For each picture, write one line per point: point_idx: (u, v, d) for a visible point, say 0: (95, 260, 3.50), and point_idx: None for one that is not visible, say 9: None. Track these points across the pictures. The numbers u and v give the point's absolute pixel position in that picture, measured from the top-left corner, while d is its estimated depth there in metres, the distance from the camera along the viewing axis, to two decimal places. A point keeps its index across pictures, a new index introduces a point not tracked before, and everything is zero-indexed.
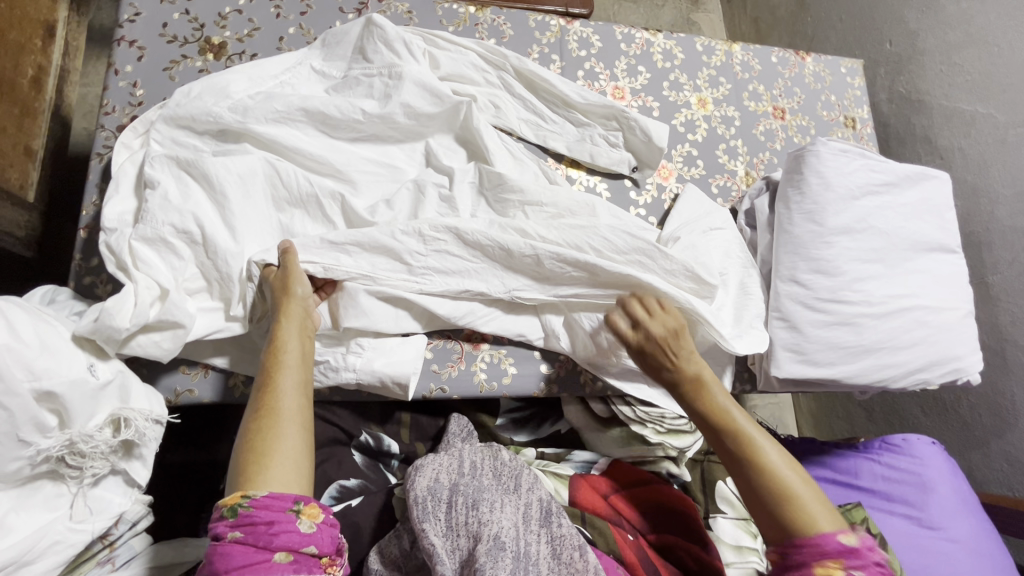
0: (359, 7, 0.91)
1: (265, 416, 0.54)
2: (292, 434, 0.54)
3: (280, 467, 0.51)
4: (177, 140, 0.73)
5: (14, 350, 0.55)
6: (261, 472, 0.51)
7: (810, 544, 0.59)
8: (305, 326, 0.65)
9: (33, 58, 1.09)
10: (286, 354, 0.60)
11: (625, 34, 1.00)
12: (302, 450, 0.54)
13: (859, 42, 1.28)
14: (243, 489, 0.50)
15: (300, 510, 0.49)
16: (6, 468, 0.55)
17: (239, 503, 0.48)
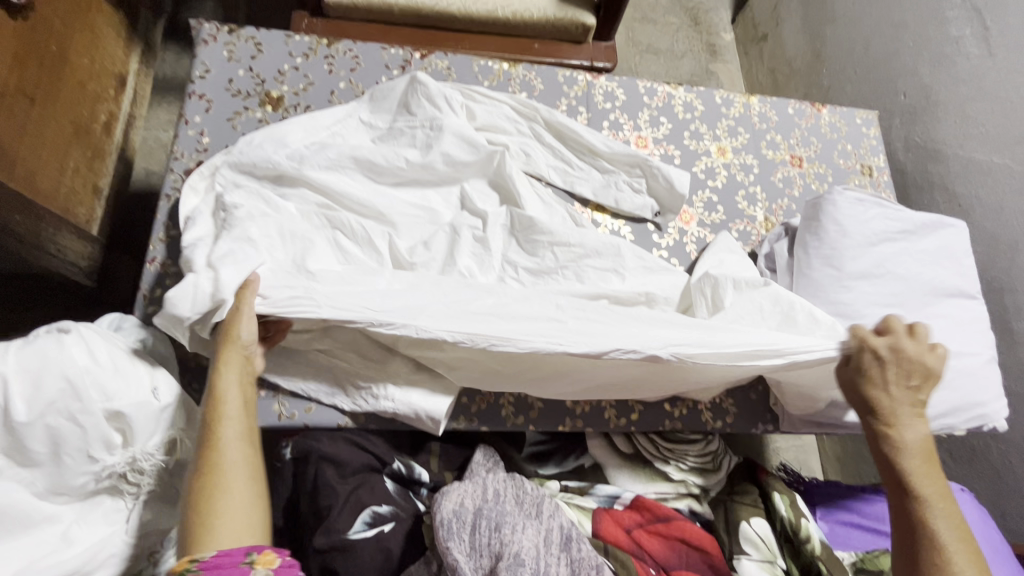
0: (403, 64, 0.99)
1: (207, 475, 0.58)
2: (235, 489, 0.58)
3: (225, 524, 0.56)
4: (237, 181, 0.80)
5: (90, 372, 0.60)
6: (208, 536, 0.55)
7: None
8: (246, 372, 0.66)
9: (106, 106, 1.21)
10: (223, 407, 0.62)
11: (647, 88, 1.06)
12: (243, 505, 0.58)
13: (873, 93, 1.34)
14: (192, 553, 0.54)
15: (253, 560, 0.54)
16: (75, 481, 0.60)
17: (187, 567, 0.52)
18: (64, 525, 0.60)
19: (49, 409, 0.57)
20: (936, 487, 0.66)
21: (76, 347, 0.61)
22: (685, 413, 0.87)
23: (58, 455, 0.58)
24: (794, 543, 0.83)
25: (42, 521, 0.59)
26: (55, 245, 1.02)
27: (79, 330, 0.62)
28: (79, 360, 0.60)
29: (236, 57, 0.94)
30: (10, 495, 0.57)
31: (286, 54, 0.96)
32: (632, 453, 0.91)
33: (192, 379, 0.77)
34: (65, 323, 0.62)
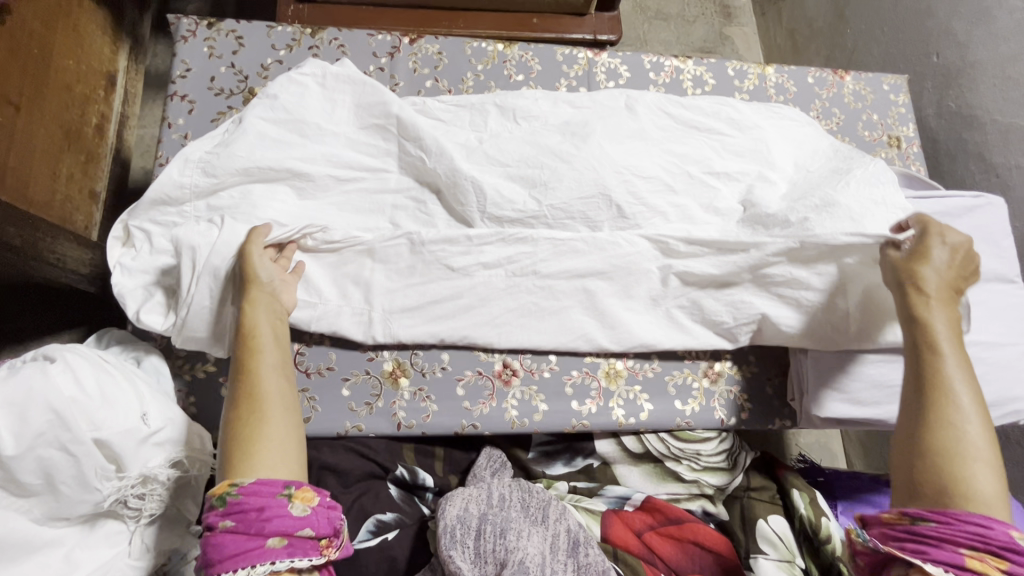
0: (392, 51, 0.94)
1: (241, 413, 0.56)
2: (263, 434, 0.54)
3: (271, 431, 0.55)
4: (152, 234, 0.73)
5: (77, 402, 0.59)
6: (246, 463, 0.52)
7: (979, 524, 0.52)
8: (273, 310, 0.67)
9: (96, 108, 1.18)
10: (259, 340, 0.62)
11: (653, 62, 1.00)
12: (273, 438, 0.55)
13: (902, 55, 1.24)
14: (232, 476, 0.52)
15: (292, 494, 0.51)
16: (75, 508, 0.59)
17: (227, 492, 0.50)
18: (66, 548, 0.60)
19: (38, 442, 0.56)
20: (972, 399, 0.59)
21: (63, 377, 0.59)
22: (696, 410, 0.83)
23: (54, 484, 0.57)
24: (813, 542, 0.79)
25: (44, 546, 0.59)
26: (54, 255, 1.01)
27: (65, 359, 0.61)
28: (66, 390, 0.58)
29: (218, 53, 0.90)
30: (7, 523, 0.57)
31: (269, 46, 0.91)
32: (643, 452, 0.86)
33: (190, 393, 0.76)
34: (51, 351, 0.61)
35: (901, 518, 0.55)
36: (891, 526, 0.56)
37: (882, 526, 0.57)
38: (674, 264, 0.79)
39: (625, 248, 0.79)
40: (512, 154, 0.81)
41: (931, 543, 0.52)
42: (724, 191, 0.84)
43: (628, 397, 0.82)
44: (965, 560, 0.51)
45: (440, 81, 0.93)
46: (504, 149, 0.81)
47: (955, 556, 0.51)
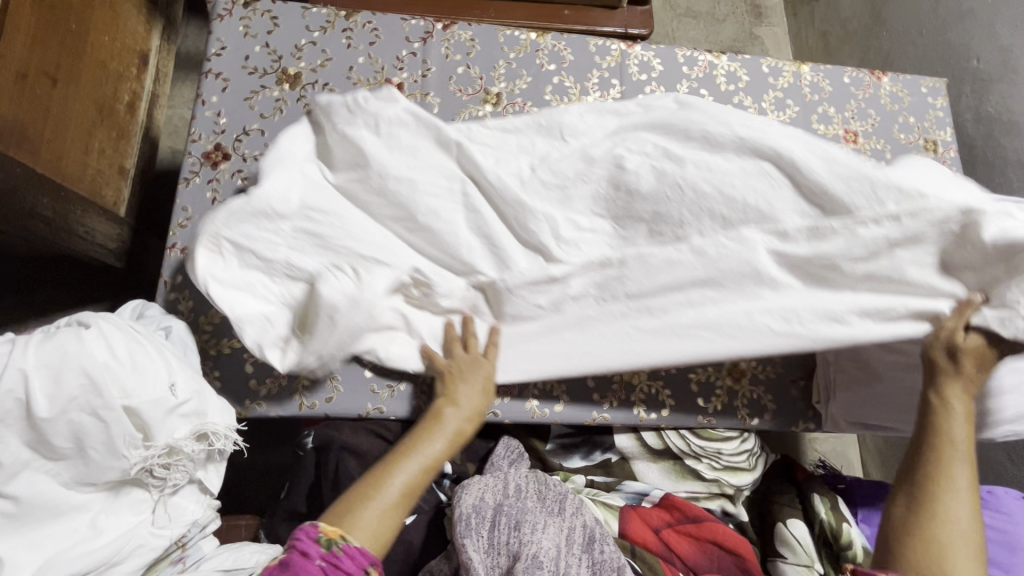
0: (424, 36, 0.93)
1: (374, 485, 0.60)
2: (382, 508, 0.58)
3: (382, 508, 0.58)
4: (233, 246, 0.68)
5: (110, 369, 0.59)
6: (356, 522, 0.56)
7: None
8: (477, 394, 0.71)
9: (129, 85, 1.19)
10: (443, 421, 0.68)
11: (687, 57, 0.99)
12: (384, 516, 0.58)
13: (940, 59, 1.22)
14: (345, 529, 0.55)
15: (372, 574, 0.53)
16: (103, 474, 0.60)
17: (335, 540, 0.54)
18: (92, 513, 0.61)
19: (70, 405, 0.56)
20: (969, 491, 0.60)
21: (96, 343, 0.59)
22: (719, 409, 0.82)
23: (83, 449, 0.58)
24: (833, 549, 0.80)
25: (71, 510, 0.60)
26: (82, 227, 1.03)
27: (98, 325, 0.61)
28: (98, 356, 0.58)
29: (253, 32, 0.90)
30: (37, 486, 0.57)
31: (303, 27, 0.91)
32: (663, 449, 0.85)
33: (215, 367, 0.76)
34: (85, 317, 0.62)
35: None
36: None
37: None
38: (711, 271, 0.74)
39: None
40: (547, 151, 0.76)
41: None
42: None
43: (650, 393, 0.81)
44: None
45: (472, 68, 0.93)
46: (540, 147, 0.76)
47: None
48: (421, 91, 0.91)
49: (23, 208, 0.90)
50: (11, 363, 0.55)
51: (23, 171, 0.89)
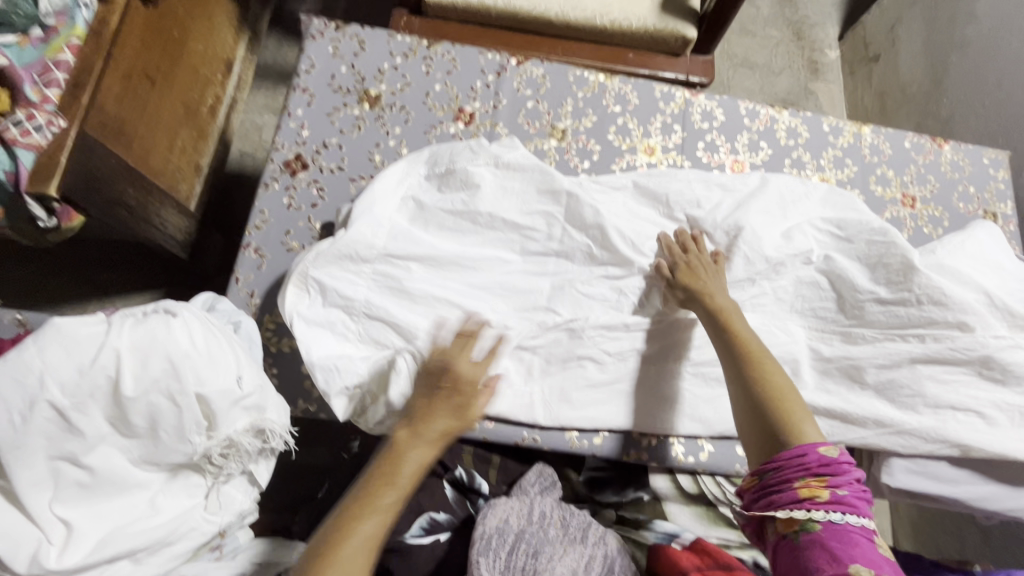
0: (499, 70, 0.98)
1: (349, 520, 0.55)
2: (356, 542, 0.54)
3: (354, 550, 0.53)
4: (325, 287, 0.76)
5: (189, 357, 0.62)
6: (334, 556, 0.53)
7: (792, 459, 0.55)
8: (450, 419, 0.64)
9: (213, 90, 1.27)
10: (412, 441, 0.61)
11: (749, 109, 1.01)
12: (360, 547, 0.54)
13: (1004, 130, 1.21)
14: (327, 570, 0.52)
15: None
16: (169, 456, 0.63)
17: None
18: (152, 492, 0.64)
19: (152, 387, 0.60)
20: (771, 357, 0.66)
21: (180, 331, 0.63)
22: None
23: (156, 429, 0.62)
24: None
25: (135, 486, 0.63)
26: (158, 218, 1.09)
27: (185, 315, 0.64)
28: (181, 343, 0.62)
29: (340, 54, 0.96)
30: (110, 460, 0.61)
31: (387, 53, 0.97)
32: (697, 494, 0.86)
33: (274, 363, 0.80)
34: (173, 306, 0.65)
35: (755, 480, 0.57)
36: (752, 490, 0.57)
37: (747, 491, 0.58)
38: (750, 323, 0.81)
39: None
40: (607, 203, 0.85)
41: (778, 491, 0.54)
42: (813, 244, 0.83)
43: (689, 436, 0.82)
44: (796, 490, 0.53)
45: (541, 103, 0.97)
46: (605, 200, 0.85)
47: (790, 492, 0.53)
48: (491, 121, 0.95)
49: (112, 196, 0.96)
50: (107, 343, 0.59)
51: (117, 162, 0.95)
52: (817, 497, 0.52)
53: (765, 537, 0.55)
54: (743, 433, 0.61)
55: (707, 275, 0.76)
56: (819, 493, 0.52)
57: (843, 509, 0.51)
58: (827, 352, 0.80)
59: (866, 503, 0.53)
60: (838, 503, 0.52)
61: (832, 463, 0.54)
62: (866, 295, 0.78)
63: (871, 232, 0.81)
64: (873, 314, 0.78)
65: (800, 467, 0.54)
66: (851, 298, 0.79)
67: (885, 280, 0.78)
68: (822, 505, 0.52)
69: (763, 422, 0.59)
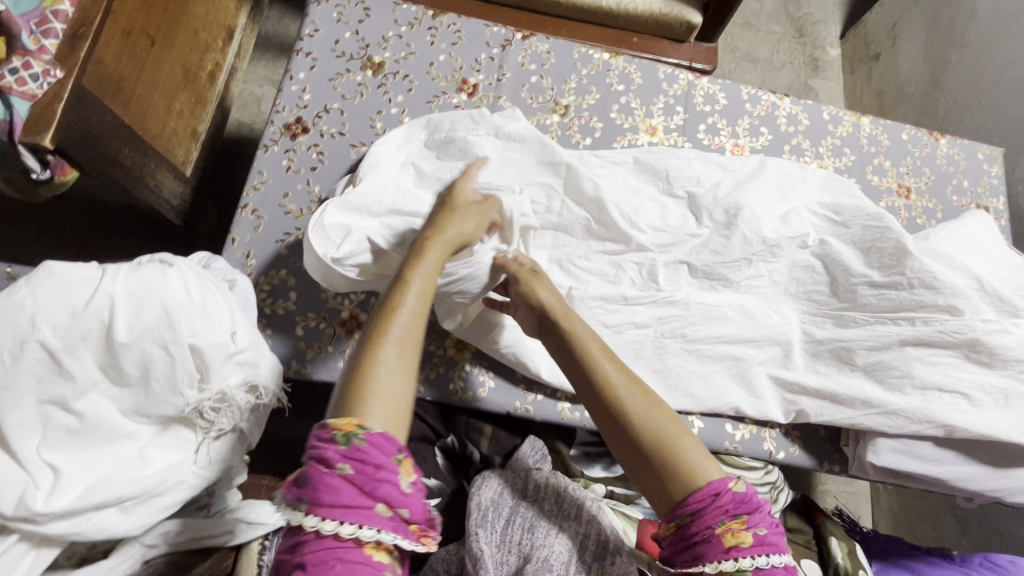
0: (504, 43, 0.98)
1: (374, 336, 0.54)
2: (390, 363, 0.52)
3: (381, 397, 0.49)
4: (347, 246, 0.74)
5: (184, 308, 0.62)
6: (366, 402, 0.49)
7: (707, 503, 0.49)
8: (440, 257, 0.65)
9: (213, 56, 1.25)
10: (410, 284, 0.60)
11: (751, 95, 1.02)
12: (397, 375, 0.52)
13: (999, 129, 1.23)
14: (359, 416, 0.48)
15: (402, 463, 0.47)
16: (160, 408, 0.63)
17: (353, 432, 0.46)
18: (141, 444, 0.63)
19: (145, 335, 0.60)
20: (635, 392, 0.56)
21: (175, 282, 0.63)
22: (747, 436, 0.83)
23: (148, 379, 0.61)
24: None
25: (124, 437, 0.62)
26: (154, 181, 1.08)
27: (181, 267, 0.64)
28: (177, 294, 0.62)
29: (345, 19, 0.95)
30: (100, 407, 0.60)
31: (392, 21, 0.96)
32: None
33: (268, 324, 0.79)
34: (169, 258, 0.65)
35: (671, 528, 0.50)
36: (670, 538, 0.51)
37: (665, 539, 0.51)
38: (744, 303, 0.82)
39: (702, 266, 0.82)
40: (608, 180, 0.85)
41: (701, 541, 0.48)
42: (809, 227, 0.84)
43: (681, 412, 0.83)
44: (720, 538, 0.47)
45: (545, 78, 0.97)
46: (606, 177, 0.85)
47: (716, 544, 0.47)
48: (495, 94, 0.95)
49: (108, 154, 0.94)
50: (101, 288, 0.59)
51: (113, 120, 0.94)
52: (741, 543, 0.47)
53: None
54: (644, 493, 0.53)
55: (545, 289, 0.69)
56: (742, 537, 0.48)
57: (766, 550, 0.48)
58: (820, 334, 0.80)
59: (779, 532, 0.50)
60: (759, 545, 0.48)
61: (745, 499, 0.49)
62: (858, 279, 0.79)
63: (866, 217, 0.82)
64: (864, 297, 0.79)
65: (720, 515, 0.48)
66: (844, 282, 0.80)
67: (878, 264, 0.79)
68: (746, 551, 0.47)
69: (656, 480, 0.52)
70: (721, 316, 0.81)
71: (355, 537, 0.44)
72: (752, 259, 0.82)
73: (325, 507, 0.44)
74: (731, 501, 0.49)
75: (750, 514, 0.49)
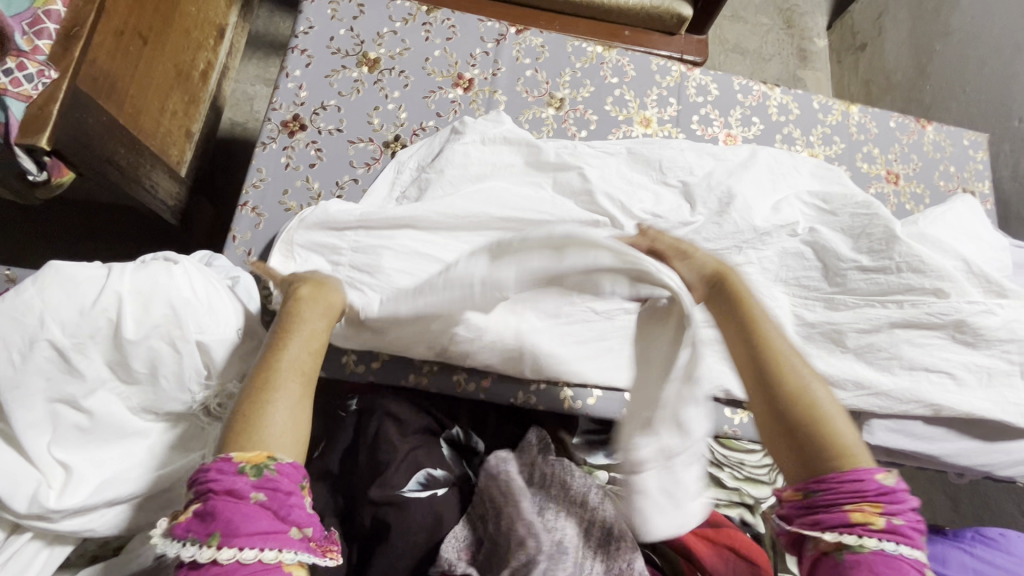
0: (498, 38, 0.99)
1: (270, 374, 0.54)
2: (290, 399, 0.53)
3: (280, 432, 0.51)
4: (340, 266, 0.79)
5: (190, 304, 0.62)
6: (266, 436, 0.50)
7: (847, 479, 0.49)
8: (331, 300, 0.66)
9: (205, 55, 1.25)
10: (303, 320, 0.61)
11: (742, 85, 1.03)
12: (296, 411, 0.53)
13: (984, 116, 1.25)
14: (268, 450, 0.49)
15: (306, 488, 0.50)
16: (170, 405, 0.63)
17: (264, 463, 0.47)
18: (150, 441, 0.64)
19: (152, 332, 0.60)
20: (807, 364, 0.55)
21: (181, 279, 0.63)
22: (743, 420, 0.87)
23: (156, 376, 0.61)
24: None
25: (133, 434, 0.62)
26: (149, 181, 1.07)
27: (186, 263, 0.64)
28: (183, 290, 0.62)
29: (339, 16, 0.96)
30: (108, 405, 0.60)
31: (386, 17, 0.97)
32: None
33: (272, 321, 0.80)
34: (173, 255, 0.65)
35: (796, 495, 0.52)
36: (793, 502, 0.52)
37: (787, 503, 0.53)
38: None
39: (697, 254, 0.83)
40: (603, 172, 0.86)
41: (826, 510, 0.49)
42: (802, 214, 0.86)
43: None
44: (848, 513, 0.48)
45: (539, 72, 0.98)
46: (601, 169, 0.87)
47: (840, 516, 0.48)
48: (490, 89, 0.96)
49: (103, 154, 0.94)
50: (108, 286, 0.59)
51: (108, 120, 0.93)
52: (870, 525, 0.48)
53: (801, 552, 0.51)
54: (775, 457, 0.55)
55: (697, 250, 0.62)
56: (874, 519, 0.48)
57: (897, 538, 0.47)
58: (811, 319, 0.82)
59: (919, 533, 0.49)
60: (891, 533, 0.47)
61: (889, 490, 0.49)
62: (848, 263, 0.80)
63: (855, 205, 0.84)
64: (854, 281, 0.80)
65: (853, 494, 0.49)
66: (834, 267, 0.81)
67: (867, 249, 0.81)
68: (875, 533, 0.47)
69: (800, 449, 0.52)
70: None
71: (275, 560, 0.44)
72: (747, 246, 0.83)
73: (240, 536, 0.44)
74: (877, 492, 0.49)
75: (894, 504, 0.48)
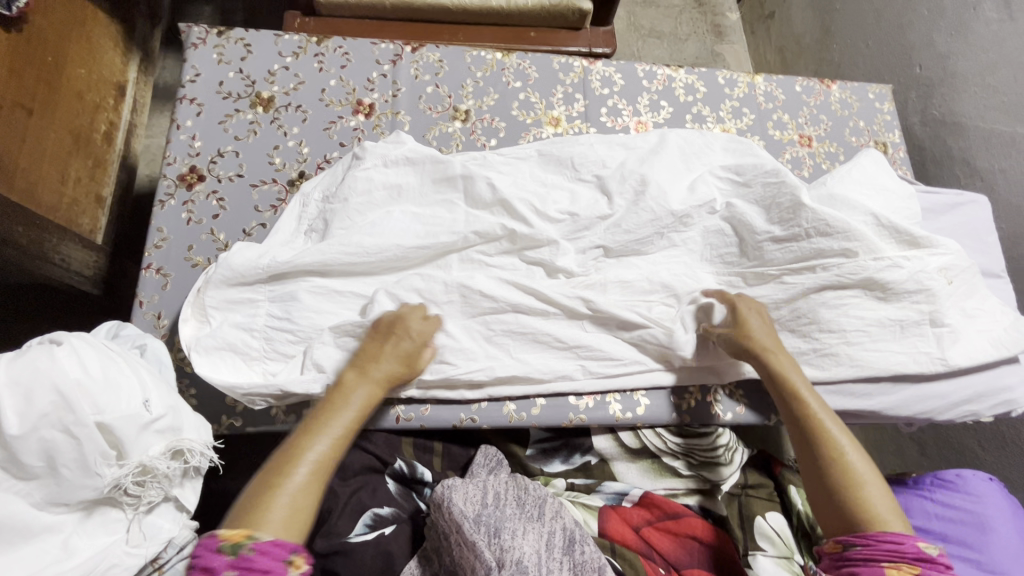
0: (394, 58, 0.97)
1: (288, 461, 0.59)
2: (295, 486, 0.57)
3: (278, 510, 0.55)
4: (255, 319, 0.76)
5: (82, 385, 0.59)
6: (266, 516, 0.54)
7: (891, 540, 0.58)
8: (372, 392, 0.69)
9: (106, 116, 1.20)
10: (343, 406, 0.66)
11: (646, 71, 1.04)
12: (313, 494, 0.58)
13: (888, 67, 1.28)
14: (252, 526, 0.54)
15: (294, 562, 0.53)
16: (78, 493, 0.60)
17: (242, 541, 0.52)
18: (63, 535, 0.60)
19: (41, 422, 0.57)
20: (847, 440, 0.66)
21: (68, 360, 0.60)
22: (693, 405, 0.84)
23: (55, 466, 0.58)
24: (810, 538, 0.84)
25: (41, 531, 0.59)
26: (59, 256, 1.03)
27: (71, 342, 0.61)
28: (71, 372, 0.59)
29: (226, 59, 0.93)
30: (6, 506, 0.57)
31: (276, 53, 0.94)
32: (639, 448, 0.87)
33: (192, 385, 0.77)
34: (59, 336, 0.62)
35: (837, 547, 0.62)
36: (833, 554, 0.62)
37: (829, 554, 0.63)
38: (663, 277, 0.83)
39: (616, 248, 0.83)
40: (512, 179, 0.85)
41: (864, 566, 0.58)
42: (717, 191, 0.85)
43: (624, 393, 0.83)
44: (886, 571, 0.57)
45: (441, 87, 0.97)
46: (510, 176, 0.86)
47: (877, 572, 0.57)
48: (392, 111, 0.94)
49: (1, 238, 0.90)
50: None
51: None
52: None
53: None
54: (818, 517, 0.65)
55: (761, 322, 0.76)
56: None
57: None
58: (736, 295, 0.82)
59: None
60: None
61: (930, 557, 0.57)
62: (763, 235, 0.81)
63: (765, 174, 0.84)
64: (770, 252, 0.81)
65: (890, 553, 0.58)
66: (752, 241, 0.82)
67: (778, 219, 0.81)
68: None
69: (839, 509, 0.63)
70: (642, 292, 0.82)
71: None
72: (664, 232, 0.83)
73: None
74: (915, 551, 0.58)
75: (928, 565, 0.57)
